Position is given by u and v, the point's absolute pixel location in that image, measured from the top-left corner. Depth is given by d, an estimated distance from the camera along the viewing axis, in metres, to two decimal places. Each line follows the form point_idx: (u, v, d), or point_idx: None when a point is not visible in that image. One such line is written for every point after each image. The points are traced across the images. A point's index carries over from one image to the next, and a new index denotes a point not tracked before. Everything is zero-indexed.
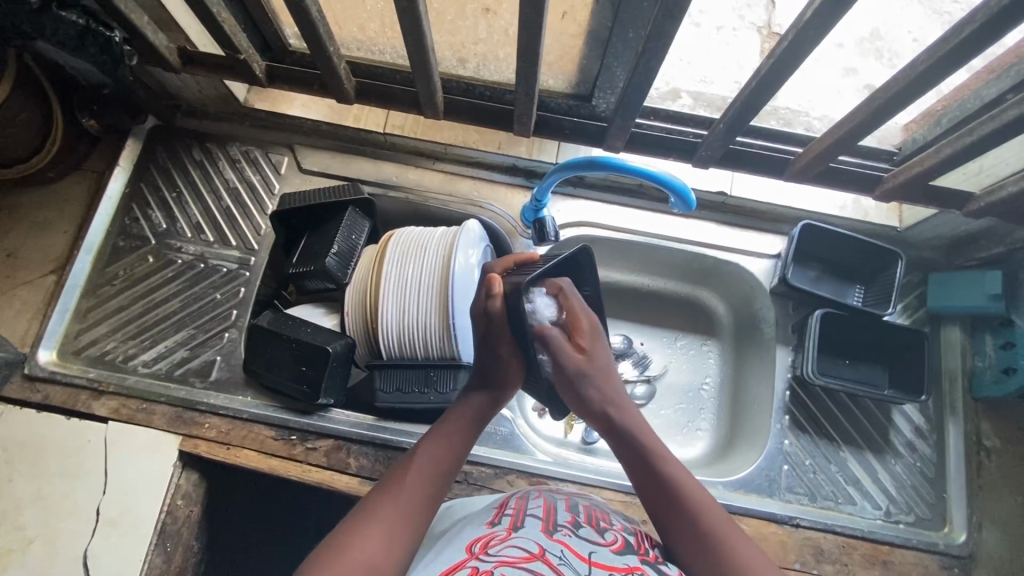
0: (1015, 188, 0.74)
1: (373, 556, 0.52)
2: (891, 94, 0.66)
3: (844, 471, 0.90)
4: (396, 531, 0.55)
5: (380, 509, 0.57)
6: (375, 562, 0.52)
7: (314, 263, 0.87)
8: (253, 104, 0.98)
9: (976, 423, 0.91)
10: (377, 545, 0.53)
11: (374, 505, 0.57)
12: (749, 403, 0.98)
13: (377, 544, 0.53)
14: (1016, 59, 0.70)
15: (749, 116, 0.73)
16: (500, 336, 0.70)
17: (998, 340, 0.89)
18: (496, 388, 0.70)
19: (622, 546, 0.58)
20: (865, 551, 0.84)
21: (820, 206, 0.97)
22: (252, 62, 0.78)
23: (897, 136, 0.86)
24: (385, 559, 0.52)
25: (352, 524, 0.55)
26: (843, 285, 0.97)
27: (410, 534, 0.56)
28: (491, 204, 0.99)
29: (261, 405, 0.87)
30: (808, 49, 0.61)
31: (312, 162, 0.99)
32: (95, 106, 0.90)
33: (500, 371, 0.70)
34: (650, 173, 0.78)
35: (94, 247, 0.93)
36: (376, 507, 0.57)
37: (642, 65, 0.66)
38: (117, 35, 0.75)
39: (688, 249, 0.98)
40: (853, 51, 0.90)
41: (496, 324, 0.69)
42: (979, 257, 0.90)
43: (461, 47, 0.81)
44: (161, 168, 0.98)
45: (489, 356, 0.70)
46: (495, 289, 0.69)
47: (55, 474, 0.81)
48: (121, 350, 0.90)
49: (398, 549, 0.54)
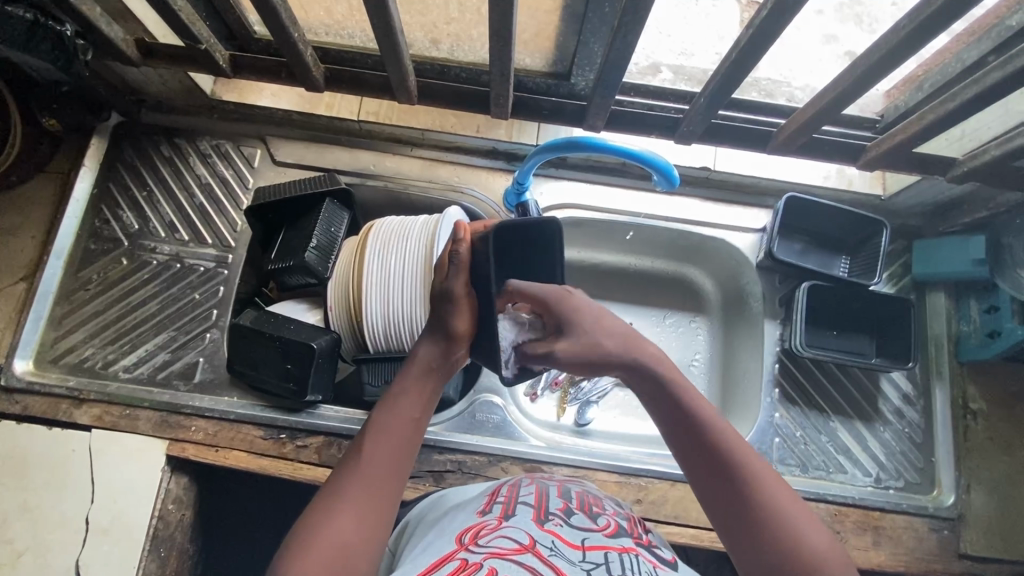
0: (1000, 152, 0.73)
1: (343, 538, 0.51)
2: (874, 60, 0.64)
3: (835, 440, 0.91)
4: (366, 512, 0.54)
5: (345, 490, 0.55)
6: (350, 542, 0.51)
7: (293, 259, 0.85)
8: (220, 96, 0.94)
9: (962, 387, 0.92)
10: (346, 529, 0.52)
11: (338, 487, 0.56)
12: (739, 377, 0.98)
13: (346, 528, 0.52)
14: (997, 19, 0.68)
15: (731, 89, 0.72)
16: (455, 277, 0.68)
17: (983, 305, 0.90)
18: (453, 339, 0.67)
19: (615, 530, 0.58)
20: (857, 517, 0.85)
21: (806, 178, 0.96)
22: (215, 52, 0.76)
23: (879, 103, 0.85)
24: (358, 541, 0.52)
25: (323, 505, 0.54)
26: (830, 257, 0.97)
27: (381, 511, 0.55)
28: (471, 188, 0.97)
29: (248, 405, 0.86)
30: (789, 16, 0.60)
31: (286, 153, 0.96)
32: (55, 105, 0.87)
33: (450, 320, 0.67)
34: (632, 152, 0.77)
35: (65, 252, 0.90)
36: (345, 485, 0.55)
37: (619, 41, 0.64)
38: (68, 29, 0.71)
39: (673, 227, 0.97)
40: (832, 17, 0.82)
41: (461, 272, 0.68)
42: (962, 223, 0.90)
43: (433, 28, 0.77)
44: (129, 166, 0.95)
45: (446, 300, 0.67)
46: (461, 234, 0.69)
47: (40, 485, 0.79)
48: (100, 357, 0.87)
49: (371, 530, 0.53)
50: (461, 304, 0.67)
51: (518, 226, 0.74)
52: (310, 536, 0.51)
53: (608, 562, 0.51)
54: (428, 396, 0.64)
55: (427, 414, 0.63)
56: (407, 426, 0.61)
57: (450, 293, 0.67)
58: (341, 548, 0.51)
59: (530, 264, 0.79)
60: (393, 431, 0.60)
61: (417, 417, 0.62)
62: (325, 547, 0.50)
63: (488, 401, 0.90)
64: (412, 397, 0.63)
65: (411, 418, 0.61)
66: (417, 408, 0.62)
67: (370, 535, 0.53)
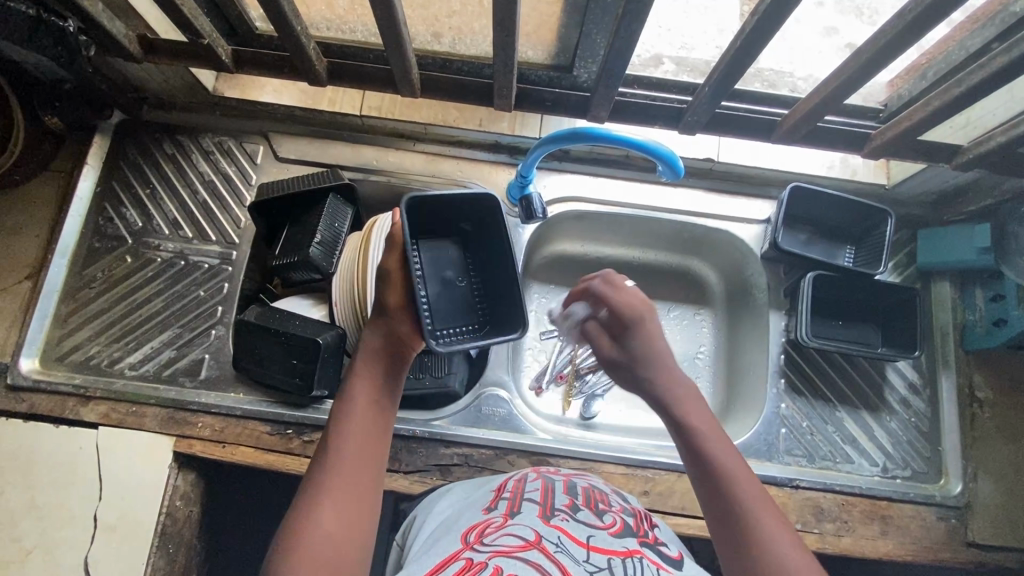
0: (1005, 138, 0.72)
1: (326, 535, 0.52)
2: (879, 46, 0.64)
3: (841, 431, 0.91)
4: (346, 508, 0.54)
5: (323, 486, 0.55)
6: (333, 537, 0.52)
7: (298, 254, 0.85)
8: (223, 93, 0.95)
9: (969, 375, 0.91)
10: (330, 519, 0.53)
11: (317, 478, 0.56)
12: (744, 369, 0.98)
13: (327, 520, 0.53)
14: (1001, 5, 0.69)
15: (734, 79, 0.72)
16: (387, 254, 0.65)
17: (989, 294, 0.90)
18: (388, 316, 0.63)
19: (621, 529, 0.58)
20: (864, 507, 0.85)
21: (809, 168, 0.96)
22: (218, 47, 0.75)
23: (882, 93, 0.86)
24: (341, 534, 0.53)
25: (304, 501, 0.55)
26: (834, 247, 0.97)
27: (360, 493, 0.56)
28: (474, 182, 0.97)
29: (254, 401, 0.86)
30: (793, 6, 0.59)
31: (288, 150, 0.96)
32: (58, 103, 0.87)
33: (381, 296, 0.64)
34: (636, 141, 0.76)
35: (69, 250, 0.90)
36: (322, 480, 0.56)
37: (623, 30, 0.64)
38: (71, 25, 0.71)
39: (677, 219, 0.97)
40: (833, 9, 0.84)
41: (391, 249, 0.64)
42: (967, 211, 0.90)
43: (434, 21, 0.78)
44: (132, 164, 0.95)
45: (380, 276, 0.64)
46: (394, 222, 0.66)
47: (48, 484, 0.79)
48: (106, 354, 0.87)
49: (353, 520, 0.54)
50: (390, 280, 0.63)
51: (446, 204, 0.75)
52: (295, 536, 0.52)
53: (611, 567, 0.50)
54: (381, 377, 0.62)
55: (385, 398, 0.62)
56: (369, 412, 0.60)
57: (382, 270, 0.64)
58: (328, 539, 0.52)
59: (491, 251, 0.79)
60: (355, 420, 0.59)
61: (379, 400, 0.61)
62: (311, 543, 0.51)
63: (493, 395, 0.90)
64: (365, 383, 0.61)
65: (370, 404, 0.61)
66: (373, 396, 0.61)
67: (355, 521, 0.54)
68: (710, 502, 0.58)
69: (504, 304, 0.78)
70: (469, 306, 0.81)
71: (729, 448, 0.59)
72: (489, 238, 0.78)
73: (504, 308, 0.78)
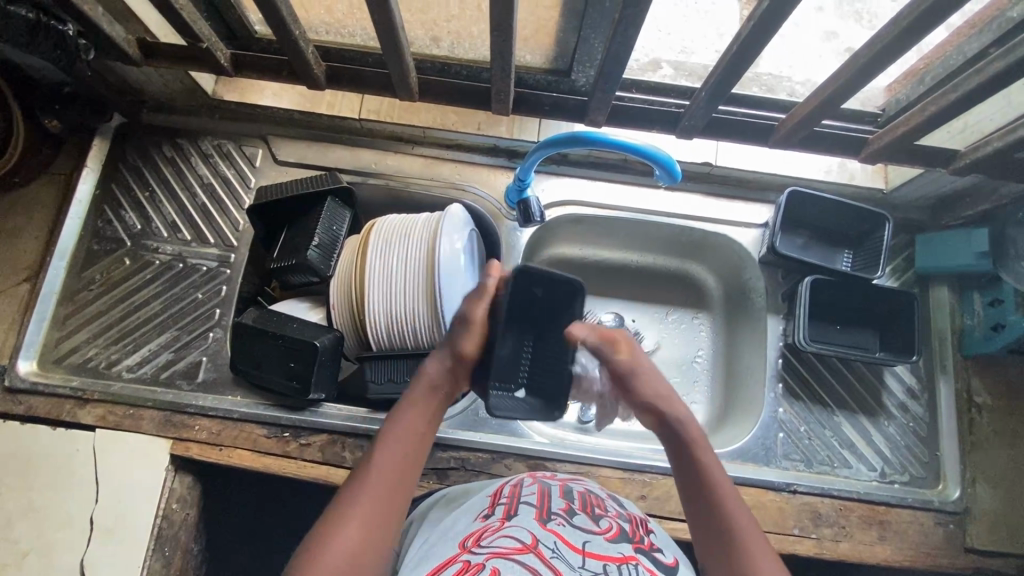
0: (1002, 143, 0.73)
1: (353, 546, 0.53)
2: (874, 51, 0.64)
3: (839, 436, 0.90)
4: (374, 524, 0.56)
5: (360, 499, 0.57)
6: (358, 549, 0.53)
7: (295, 257, 0.85)
8: (222, 96, 0.95)
9: (967, 380, 0.91)
10: (355, 532, 0.54)
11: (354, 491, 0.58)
12: (742, 373, 0.98)
13: (355, 532, 0.54)
14: (998, 11, 0.69)
15: (731, 82, 0.72)
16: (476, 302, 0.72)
17: (986, 298, 0.90)
18: (458, 357, 0.70)
19: (617, 534, 0.58)
20: (862, 512, 0.85)
21: (806, 173, 0.96)
22: (216, 50, 0.75)
23: (880, 97, 0.86)
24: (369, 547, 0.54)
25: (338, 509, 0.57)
26: (833, 251, 0.97)
27: (389, 513, 0.57)
28: (473, 186, 0.97)
29: (251, 404, 0.86)
30: (789, 10, 0.59)
31: (287, 153, 0.97)
32: (57, 106, 0.88)
33: (459, 337, 0.70)
34: (633, 146, 0.76)
35: (67, 253, 0.90)
36: (359, 494, 0.58)
37: (619, 35, 0.64)
38: (70, 28, 0.72)
39: (675, 222, 0.97)
40: (832, 13, 0.86)
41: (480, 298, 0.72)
42: (965, 216, 0.90)
43: (433, 25, 0.78)
44: (131, 166, 0.95)
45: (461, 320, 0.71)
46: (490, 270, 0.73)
47: (45, 486, 0.79)
48: (104, 357, 0.88)
49: (380, 537, 0.55)
50: (473, 327, 0.70)
51: (550, 278, 0.78)
52: (325, 543, 0.53)
53: (607, 572, 0.51)
54: (431, 411, 0.67)
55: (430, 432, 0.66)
56: (414, 439, 0.64)
57: (468, 316, 0.71)
58: (353, 552, 0.53)
59: (549, 322, 0.83)
60: (399, 442, 0.63)
61: (424, 432, 0.65)
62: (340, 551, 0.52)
63: None
64: (418, 410, 0.66)
65: (418, 432, 0.65)
66: (421, 426, 0.65)
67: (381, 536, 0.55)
68: (694, 519, 0.61)
69: (556, 379, 0.83)
70: (517, 371, 0.82)
71: (723, 475, 0.63)
72: (560, 315, 0.82)
73: (551, 377, 0.83)
